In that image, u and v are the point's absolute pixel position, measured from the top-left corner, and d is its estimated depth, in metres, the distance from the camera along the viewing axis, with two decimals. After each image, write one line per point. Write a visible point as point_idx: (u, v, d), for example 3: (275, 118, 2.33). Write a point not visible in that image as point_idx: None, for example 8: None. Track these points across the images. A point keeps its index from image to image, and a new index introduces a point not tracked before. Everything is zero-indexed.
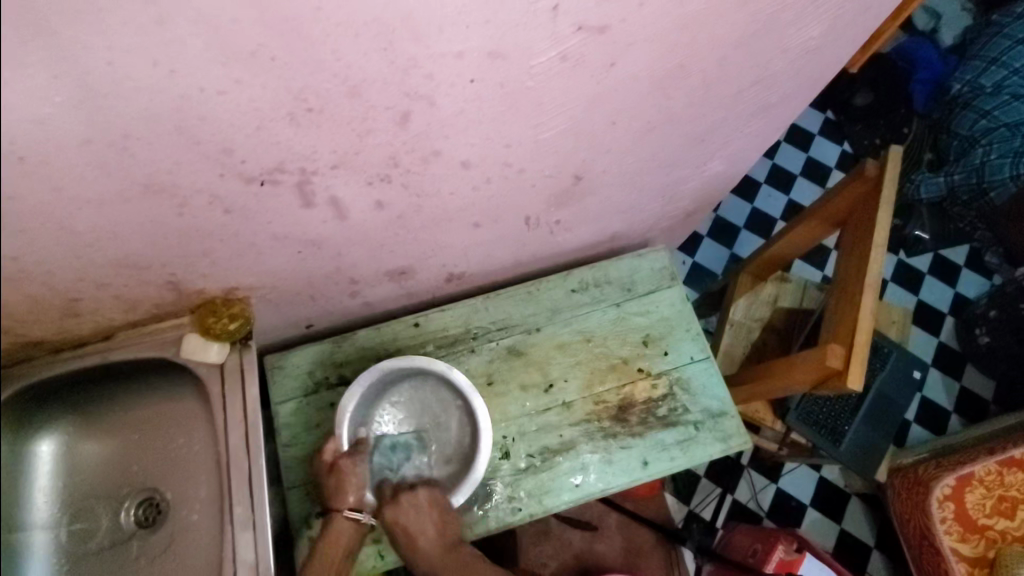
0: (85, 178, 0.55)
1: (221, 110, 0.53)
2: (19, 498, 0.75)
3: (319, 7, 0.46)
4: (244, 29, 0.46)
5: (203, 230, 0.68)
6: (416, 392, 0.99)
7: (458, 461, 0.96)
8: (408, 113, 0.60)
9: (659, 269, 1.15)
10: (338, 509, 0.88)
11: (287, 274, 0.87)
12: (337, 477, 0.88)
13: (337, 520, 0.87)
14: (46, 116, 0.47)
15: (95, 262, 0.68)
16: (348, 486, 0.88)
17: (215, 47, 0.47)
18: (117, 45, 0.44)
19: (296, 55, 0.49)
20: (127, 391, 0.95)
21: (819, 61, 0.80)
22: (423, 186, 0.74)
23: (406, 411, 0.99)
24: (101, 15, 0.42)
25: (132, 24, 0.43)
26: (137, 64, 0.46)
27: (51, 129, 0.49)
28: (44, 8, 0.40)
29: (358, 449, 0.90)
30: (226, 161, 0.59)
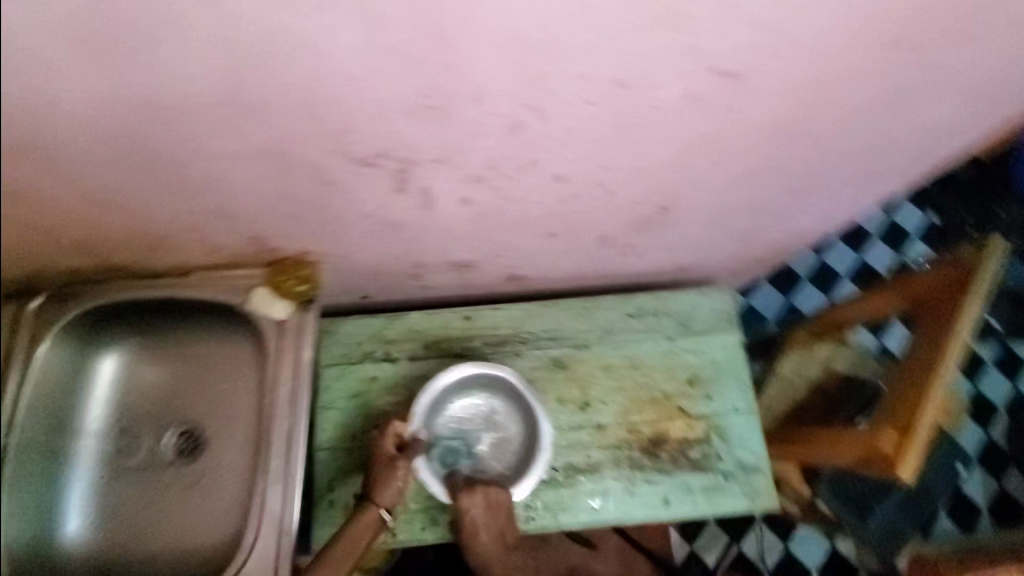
0: (214, 135, 0.58)
1: (348, 95, 0.54)
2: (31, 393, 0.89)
3: (471, 17, 0.47)
4: (392, 26, 0.47)
5: (297, 198, 0.71)
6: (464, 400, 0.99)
7: (515, 454, 0.98)
8: (521, 123, 0.60)
9: (718, 311, 1.14)
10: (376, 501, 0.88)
11: (360, 248, 0.89)
12: (389, 470, 0.88)
13: (369, 511, 0.88)
14: (196, 74, 0.51)
15: (191, 206, 0.71)
16: (393, 482, 0.88)
17: (361, 38, 0.48)
18: (276, 22, 0.46)
19: (432, 56, 0.50)
20: (187, 328, 1.01)
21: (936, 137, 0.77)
22: (513, 191, 0.75)
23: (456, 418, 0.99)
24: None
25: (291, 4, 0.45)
26: (286, 42, 0.48)
27: (199, 87, 0.52)
28: None
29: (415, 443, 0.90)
30: (340, 140, 0.60)
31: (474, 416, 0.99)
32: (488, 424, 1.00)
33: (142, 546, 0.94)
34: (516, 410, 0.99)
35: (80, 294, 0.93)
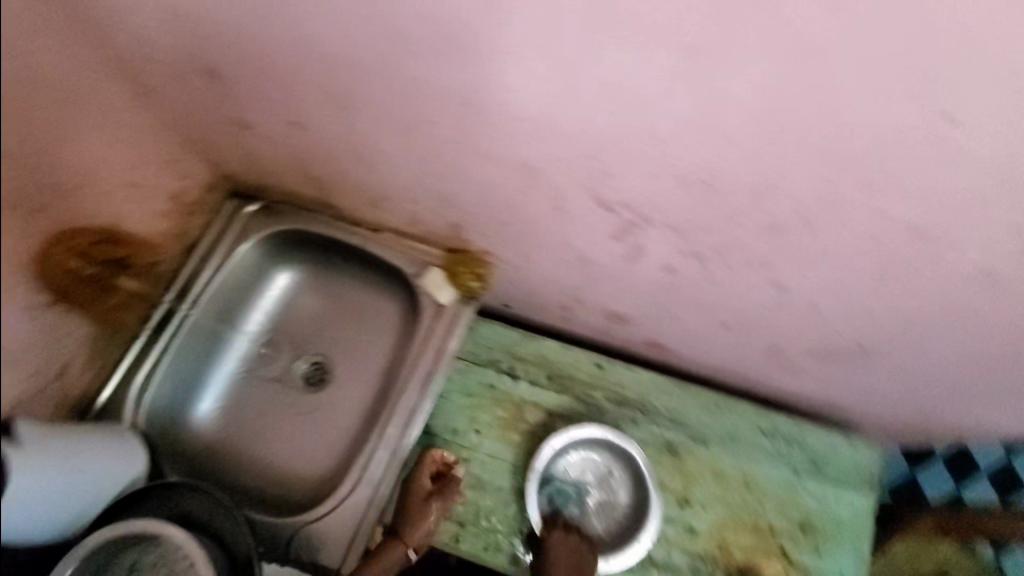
0: (496, 138, 0.63)
1: (641, 149, 0.56)
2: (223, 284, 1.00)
3: (819, 133, 0.49)
4: (732, 106, 0.49)
5: (522, 210, 0.74)
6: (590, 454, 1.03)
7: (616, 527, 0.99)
8: (781, 227, 0.60)
9: (858, 466, 1.04)
10: (405, 540, 0.91)
11: (541, 268, 0.92)
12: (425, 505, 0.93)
13: (396, 548, 0.90)
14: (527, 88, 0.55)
15: (429, 182, 0.77)
16: (425, 519, 0.92)
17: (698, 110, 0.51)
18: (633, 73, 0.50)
19: (753, 144, 0.51)
20: (355, 275, 1.10)
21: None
22: (721, 278, 0.73)
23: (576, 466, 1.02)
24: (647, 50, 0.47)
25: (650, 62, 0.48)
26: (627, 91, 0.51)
27: (517, 104, 0.57)
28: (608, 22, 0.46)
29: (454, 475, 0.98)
30: (599, 181, 0.62)
31: (592, 472, 1.02)
32: (601, 487, 1.02)
33: (248, 448, 1.02)
34: (631, 484, 1.00)
35: (282, 214, 1.06)
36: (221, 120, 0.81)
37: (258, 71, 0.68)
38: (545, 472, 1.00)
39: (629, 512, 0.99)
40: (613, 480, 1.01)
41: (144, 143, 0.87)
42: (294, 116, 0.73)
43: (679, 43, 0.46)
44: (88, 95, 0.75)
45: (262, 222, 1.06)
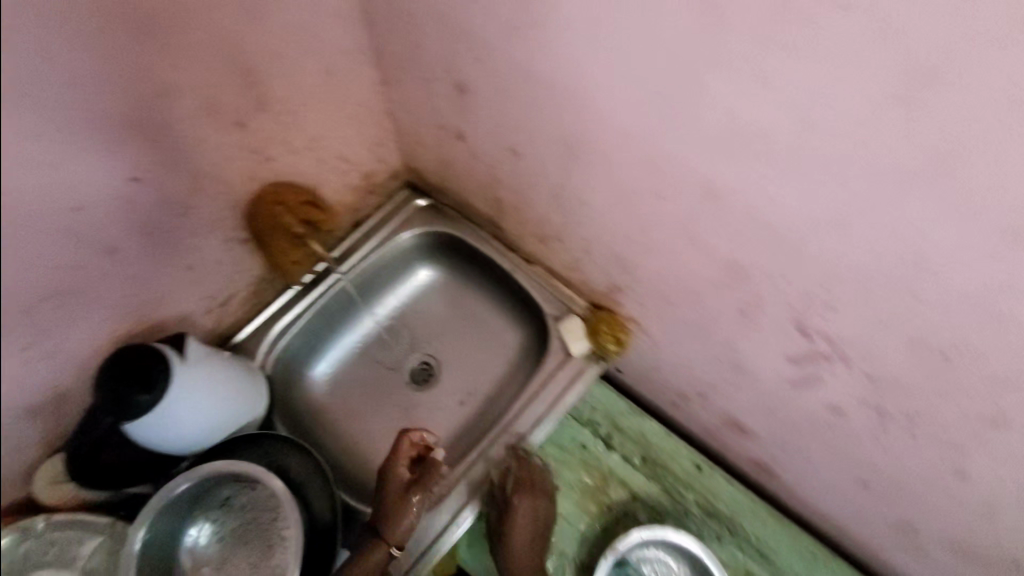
0: (717, 235, 0.59)
1: (881, 297, 0.52)
2: (367, 259, 1.06)
3: None
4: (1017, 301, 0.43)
5: (701, 301, 0.72)
6: (672, 558, 0.97)
7: None
8: (1005, 421, 0.54)
9: None
10: (385, 537, 0.78)
11: (684, 356, 0.89)
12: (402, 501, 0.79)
13: (377, 547, 0.77)
14: (780, 199, 0.51)
15: (614, 245, 0.77)
16: (405, 517, 0.78)
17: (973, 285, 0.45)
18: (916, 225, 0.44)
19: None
20: (488, 294, 1.12)
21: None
22: (889, 437, 0.68)
23: (653, 562, 0.97)
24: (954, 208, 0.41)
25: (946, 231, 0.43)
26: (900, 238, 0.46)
27: (771, 214, 0.52)
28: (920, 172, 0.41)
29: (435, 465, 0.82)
30: (810, 307, 0.59)
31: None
32: None
33: (343, 422, 1.06)
34: None
35: (446, 217, 1.11)
36: (440, 127, 0.87)
37: (496, 101, 0.69)
38: (621, 557, 0.95)
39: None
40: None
41: (368, 127, 0.95)
42: (513, 148, 0.75)
43: (1002, 225, 0.40)
44: (344, 77, 0.83)
45: (426, 218, 1.11)
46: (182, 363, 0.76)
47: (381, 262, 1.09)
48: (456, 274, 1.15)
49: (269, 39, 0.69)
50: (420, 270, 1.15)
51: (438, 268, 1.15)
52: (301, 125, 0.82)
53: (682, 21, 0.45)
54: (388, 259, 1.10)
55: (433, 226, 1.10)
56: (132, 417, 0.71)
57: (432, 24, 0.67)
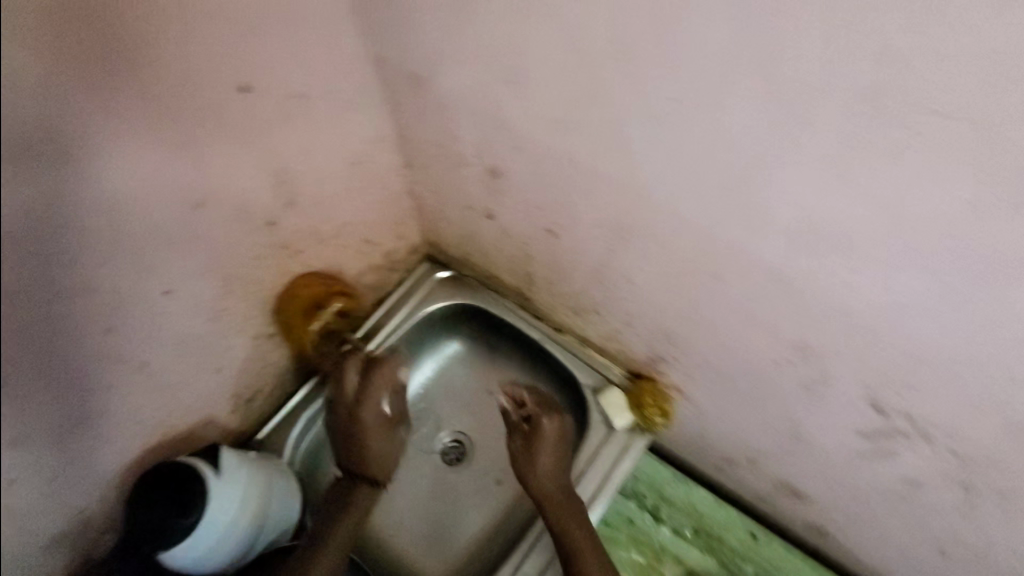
0: (784, 316, 0.57)
1: (972, 383, 0.48)
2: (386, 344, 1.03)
3: None
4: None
5: (760, 373, 0.69)
6: None
7: None
8: None
9: None
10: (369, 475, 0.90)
11: (733, 425, 0.86)
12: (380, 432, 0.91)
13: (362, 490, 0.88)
14: (848, 285, 0.49)
15: (662, 318, 0.74)
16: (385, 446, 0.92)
17: None
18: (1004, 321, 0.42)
19: None
20: (517, 363, 1.09)
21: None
22: (980, 515, 0.63)
23: None
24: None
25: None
26: (982, 330, 0.44)
27: (854, 302, 0.49)
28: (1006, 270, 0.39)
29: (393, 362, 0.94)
30: (890, 386, 0.56)
31: None
32: None
33: (379, 516, 1.01)
34: None
35: (470, 287, 1.08)
36: (468, 206, 0.86)
37: (535, 184, 0.68)
38: None
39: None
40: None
41: (392, 210, 0.94)
42: (553, 227, 0.74)
43: None
44: (371, 165, 0.82)
45: (448, 291, 1.08)
46: (219, 483, 0.75)
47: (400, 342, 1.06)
48: (480, 344, 1.11)
49: (297, 138, 0.68)
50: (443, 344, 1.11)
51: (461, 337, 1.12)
52: (327, 216, 0.80)
53: (750, 129, 0.44)
54: (408, 337, 1.06)
55: (453, 301, 1.07)
56: (166, 544, 0.70)
57: (462, 115, 0.67)
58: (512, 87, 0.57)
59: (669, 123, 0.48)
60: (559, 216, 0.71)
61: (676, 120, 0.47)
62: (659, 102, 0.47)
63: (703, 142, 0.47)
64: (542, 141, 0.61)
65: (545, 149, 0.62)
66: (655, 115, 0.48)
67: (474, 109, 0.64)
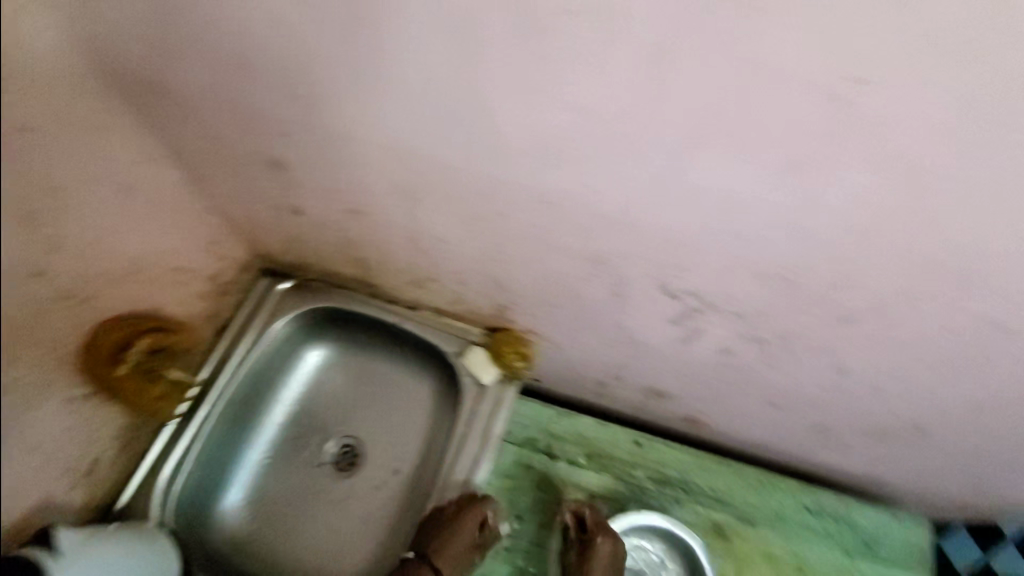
0: (567, 233, 0.61)
1: (718, 247, 0.55)
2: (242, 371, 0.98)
3: (902, 228, 0.47)
4: (820, 211, 0.48)
5: (579, 293, 0.74)
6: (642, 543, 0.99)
7: None
8: (854, 319, 0.59)
9: (910, 545, 1.01)
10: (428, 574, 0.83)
11: (585, 348, 0.92)
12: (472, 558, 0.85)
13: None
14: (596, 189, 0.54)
15: (485, 268, 0.77)
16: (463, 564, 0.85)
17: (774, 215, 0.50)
18: (712, 179, 0.49)
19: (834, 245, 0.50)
20: (386, 351, 1.09)
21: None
22: (781, 362, 0.72)
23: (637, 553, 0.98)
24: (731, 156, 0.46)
25: (753, 174, 0.47)
26: (704, 195, 0.50)
27: (611, 202, 0.55)
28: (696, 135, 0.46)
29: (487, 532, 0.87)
30: (668, 272, 0.62)
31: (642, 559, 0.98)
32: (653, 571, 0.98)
33: (283, 543, 0.97)
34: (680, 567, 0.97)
35: (316, 293, 1.05)
36: (274, 209, 0.83)
37: (322, 166, 0.68)
38: None
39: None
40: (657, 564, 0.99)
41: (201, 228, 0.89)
42: (358, 207, 0.73)
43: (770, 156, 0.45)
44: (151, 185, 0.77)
45: (295, 300, 1.04)
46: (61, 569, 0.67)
47: (258, 365, 1.01)
48: (345, 344, 1.09)
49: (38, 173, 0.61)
50: (308, 355, 1.08)
51: (324, 343, 1.09)
52: (115, 251, 0.74)
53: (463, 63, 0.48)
54: (265, 358, 1.02)
55: (304, 309, 1.04)
56: None
57: (230, 108, 0.65)
58: (269, 60, 0.57)
59: (401, 74, 0.52)
60: (355, 193, 0.71)
61: (414, 55, 0.50)
62: (384, 53, 0.51)
63: (447, 75, 0.50)
64: (314, 114, 0.61)
65: (321, 123, 0.62)
66: (387, 67, 0.52)
67: (244, 96, 0.63)
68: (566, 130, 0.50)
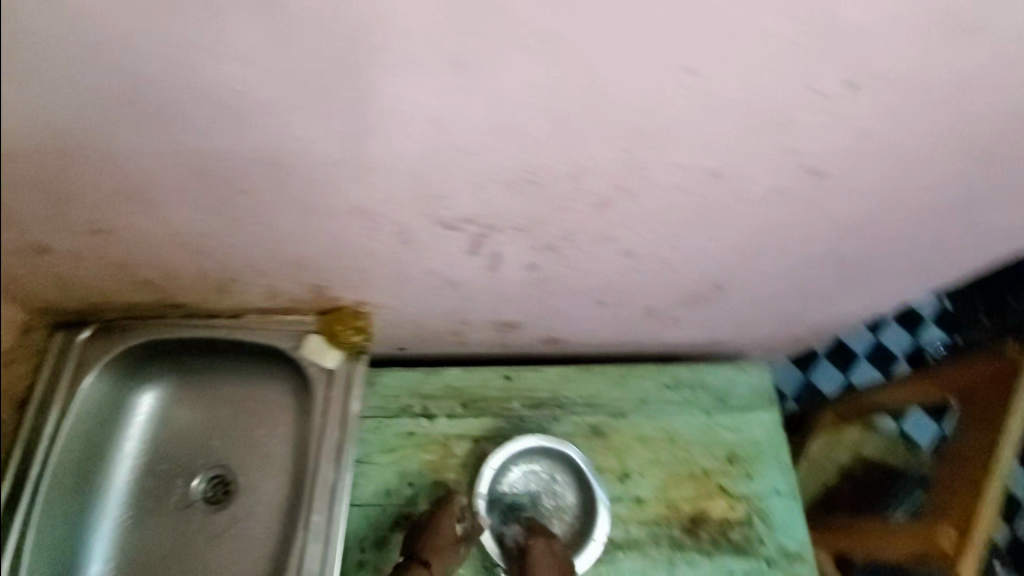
0: (319, 192, 0.60)
1: (457, 167, 0.55)
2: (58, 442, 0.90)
3: (594, 107, 0.48)
4: (517, 107, 0.48)
5: (375, 251, 0.73)
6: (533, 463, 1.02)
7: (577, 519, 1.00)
8: (609, 201, 0.62)
9: (756, 388, 1.13)
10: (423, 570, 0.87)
11: (417, 302, 0.92)
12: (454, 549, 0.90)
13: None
14: (314, 138, 0.52)
15: (273, 254, 0.73)
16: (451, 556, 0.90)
17: (485, 119, 0.49)
18: (409, 99, 0.47)
19: (550, 137, 0.51)
20: (227, 368, 1.02)
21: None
22: (576, 260, 0.77)
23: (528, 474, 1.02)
24: (410, 70, 0.45)
25: (433, 85, 0.46)
26: (412, 118, 0.49)
27: (335, 148, 0.53)
28: (368, 55, 0.44)
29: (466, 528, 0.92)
30: (432, 206, 0.62)
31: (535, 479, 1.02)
32: (549, 488, 1.02)
33: None
34: (572, 478, 1.01)
35: (128, 331, 0.96)
36: (17, 257, 0.73)
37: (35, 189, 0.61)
38: (495, 490, 1.00)
39: (581, 510, 1.00)
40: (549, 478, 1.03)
41: None
42: (98, 224, 0.66)
43: (441, 58, 0.44)
44: None
45: (101, 347, 0.95)
46: None
47: (79, 428, 0.92)
48: (180, 375, 1.02)
49: None
50: (142, 401, 0.99)
51: (157, 382, 1.00)
52: None
53: (97, 27, 0.44)
54: (86, 419, 0.93)
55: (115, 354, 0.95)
56: None
57: None
58: None
59: (43, 57, 0.46)
60: (93, 210, 0.64)
61: (35, 33, 0.44)
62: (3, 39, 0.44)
63: (77, 47, 0.45)
64: None
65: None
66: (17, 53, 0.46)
67: None
68: (235, 82, 0.48)
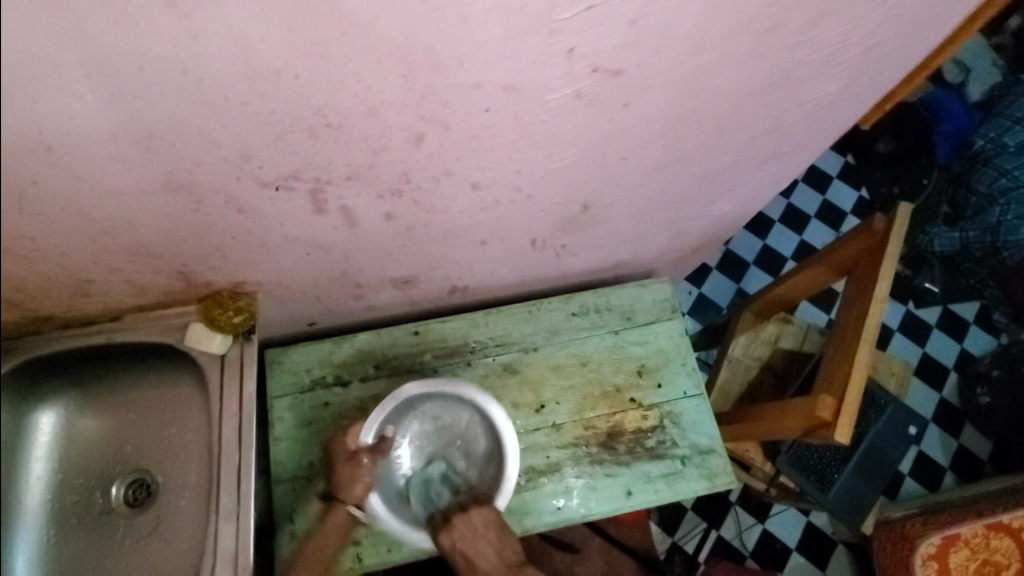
0: (116, 170, 0.58)
1: (242, 119, 0.54)
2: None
3: (344, 33, 0.47)
4: (265, 46, 0.47)
5: (218, 226, 0.71)
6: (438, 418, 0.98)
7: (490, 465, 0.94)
8: (422, 135, 0.61)
9: (660, 301, 1.15)
10: (342, 501, 0.91)
11: (297, 274, 0.91)
12: (353, 468, 0.91)
13: (337, 511, 0.91)
14: (76, 111, 0.50)
15: (110, 247, 0.71)
16: (360, 478, 0.91)
17: (241, 63, 0.49)
18: (150, 52, 0.46)
19: (317, 74, 0.51)
20: (125, 370, 0.96)
21: (859, 97, 0.77)
22: (430, 201, 0.76)
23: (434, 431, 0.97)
24: (133, 22, 0.44)
25: (164, 34, 0.45)
26: (167, 73, 0.48)
27: (105, 118, 0.51)
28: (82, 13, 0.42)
29: (379, 448, 0.92)
30: (244, 166, 0.61)
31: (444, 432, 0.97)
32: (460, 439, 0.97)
33: None
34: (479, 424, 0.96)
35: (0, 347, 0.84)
36: None
37: None
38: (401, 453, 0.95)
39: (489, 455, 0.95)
40: (470, 427, 0.97)
41: None
42: None
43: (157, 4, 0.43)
44: None
45: None
46: None
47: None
48: (75, 385, 0.93)
49: None
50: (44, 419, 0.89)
51: (52, 397, 0.91)
52: None
53: None
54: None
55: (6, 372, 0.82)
56: None
57: None
58: None
59: None
60: None
61: None
62: None
63: None
64: None
65: None
66: None
67: None
68: None
